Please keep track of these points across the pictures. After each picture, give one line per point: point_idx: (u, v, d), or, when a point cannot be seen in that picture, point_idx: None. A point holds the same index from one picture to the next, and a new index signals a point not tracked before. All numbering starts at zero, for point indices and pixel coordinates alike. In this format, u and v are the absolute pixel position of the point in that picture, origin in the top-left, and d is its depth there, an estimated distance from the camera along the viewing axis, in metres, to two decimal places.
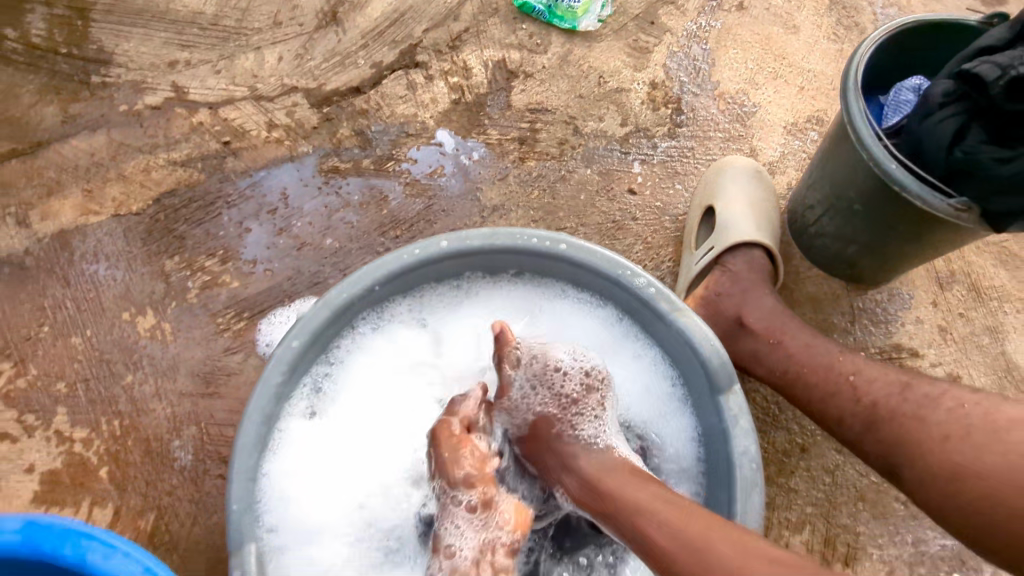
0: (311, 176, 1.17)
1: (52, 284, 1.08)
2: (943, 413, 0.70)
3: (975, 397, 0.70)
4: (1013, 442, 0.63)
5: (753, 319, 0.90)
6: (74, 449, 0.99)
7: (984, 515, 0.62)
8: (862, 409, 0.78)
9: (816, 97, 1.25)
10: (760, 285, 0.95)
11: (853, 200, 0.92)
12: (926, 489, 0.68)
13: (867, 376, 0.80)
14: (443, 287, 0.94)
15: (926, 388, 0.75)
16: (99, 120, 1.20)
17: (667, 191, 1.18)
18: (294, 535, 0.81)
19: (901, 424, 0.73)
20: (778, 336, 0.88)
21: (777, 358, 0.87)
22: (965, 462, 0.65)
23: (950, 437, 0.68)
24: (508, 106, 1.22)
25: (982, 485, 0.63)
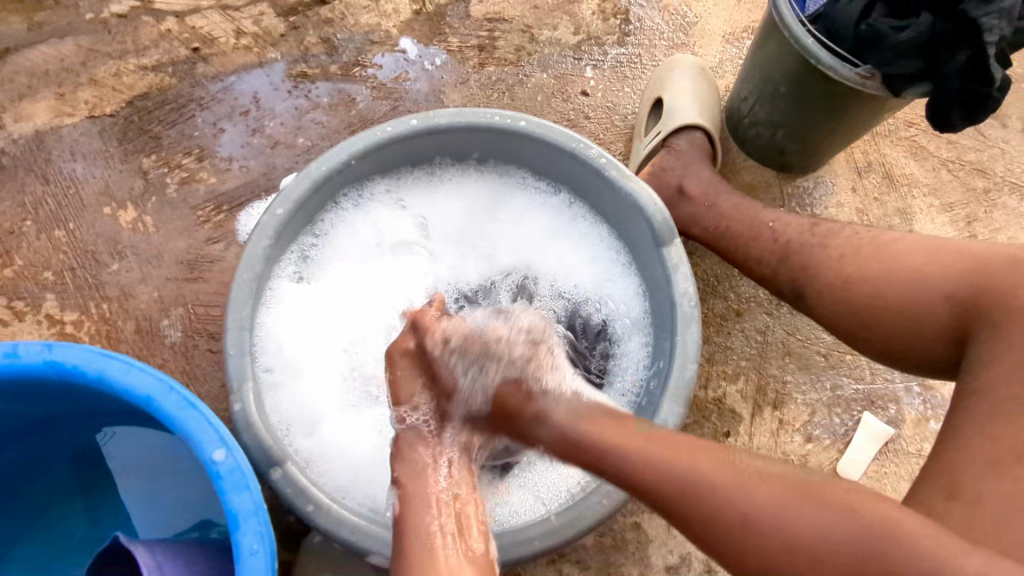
0: (281, 81, 1.22)
1: (31, 182, 1.12)
2: (842, 240, 0.88)
3: (867, 230, 0.87)
4: (890, 250, 0.81)
5: (691, 186, 1.07)
6: (65, 331, 1.04)
7: (866, 309, 0.80)
8: (777, 246, 0.94)
9: (752, 10, 1.36)
10: (698, 161, 1.11)
11: (779, 82, 1.04)
12: (824, 297, 0.86)
13: (785, 223, 0.96)
14: (417, 172, 1.04)
15: (830, 225, 0.92)
16: (66, 28, 1.23)
17: (617, 93, 1.27)
18: (286, 376, 0.92)
19: (809, 253, 0.90)
20: (713, 200, 1.05)
21: (711, 217, 1.04)
22: (853, 272, 0.83)
23: (844, 255, 0.85)
24: (467, 16, 1.29)
25: (866, 288, 0.81)
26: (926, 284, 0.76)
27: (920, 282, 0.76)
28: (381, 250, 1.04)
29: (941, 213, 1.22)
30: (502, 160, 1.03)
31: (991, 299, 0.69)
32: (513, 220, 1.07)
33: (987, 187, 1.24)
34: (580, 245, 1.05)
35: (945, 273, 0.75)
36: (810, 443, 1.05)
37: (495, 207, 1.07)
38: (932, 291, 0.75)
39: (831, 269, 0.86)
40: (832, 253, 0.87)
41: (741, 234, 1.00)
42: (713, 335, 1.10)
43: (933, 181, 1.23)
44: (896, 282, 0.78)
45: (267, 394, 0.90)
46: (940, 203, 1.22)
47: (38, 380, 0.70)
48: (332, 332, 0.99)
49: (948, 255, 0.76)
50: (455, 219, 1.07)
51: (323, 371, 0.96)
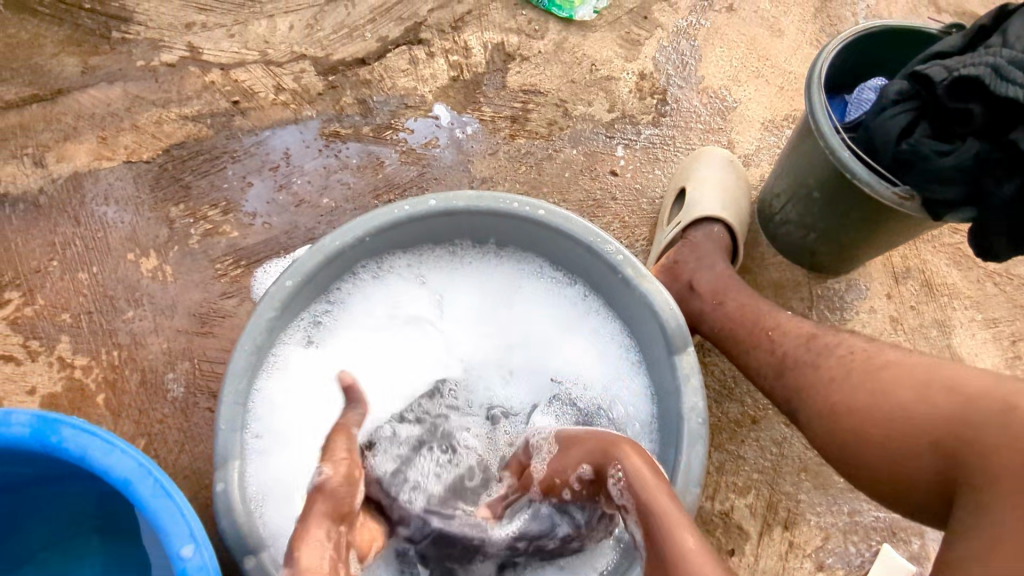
0: (313, 139, 1.24)
1: (63, 222, 1.15)
2: (834, 360, 0.81)
3: (866, 346, 0.80)
4: (880, 378, 0.74)
5: (702, 282, 1.03)
6: (74, 375, 1.06)
7: (858, 448, 0.73)
8: (774, 357, 0.88)
9: (795, 98, 1.33)
10: (717, 254, 1.07)
11: (812, 187, 1.00)
12: (813, 423, 0.80)
13: (783, 331, 0.90)
14: (437, 247, 1.02)
15: (829, 339, 0.85)
16: (117, 74, 1.27)
17: (647, 175, 1.25)
18: (277, 445, 0.91)
19: (803, 371, 0.83)
20: (721, 297, 1.00)
21: (717, 316, 0.99)
22: (840, 399, 0.76)
23: (834, 378, 0.79)
24: (503, 86, 1.30)
25: (857, 426, 0.74)
26: (912, 422, 0.69)
27: (909, 421, 0.69)
28: (395, 320, 1.03)
29: (983, 328, 1.14)
30: (524, 245, 1.01)
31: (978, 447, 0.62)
32: (530, 304, 1.05)
33: None
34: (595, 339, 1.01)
35: (933, 411, 0.68)
36: (820, 571, 0.99)
37: (514, 290, 1.05)
38: (920, 430, 0.68)
39: (825, 395, 0.78)
40: (825, 377, 0.80)
41: (741, 336, 0.94)
42: (726, 442, 1.04)
43: (976, 293, 1.16)
44: (882, 420, 0.71)
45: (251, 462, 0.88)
46: (983, 318, 1.15)
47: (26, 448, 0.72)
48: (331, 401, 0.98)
49: (937, 390, 0.68)
50: (474, 297, 1.06)
51: (316, 441, 0.95)
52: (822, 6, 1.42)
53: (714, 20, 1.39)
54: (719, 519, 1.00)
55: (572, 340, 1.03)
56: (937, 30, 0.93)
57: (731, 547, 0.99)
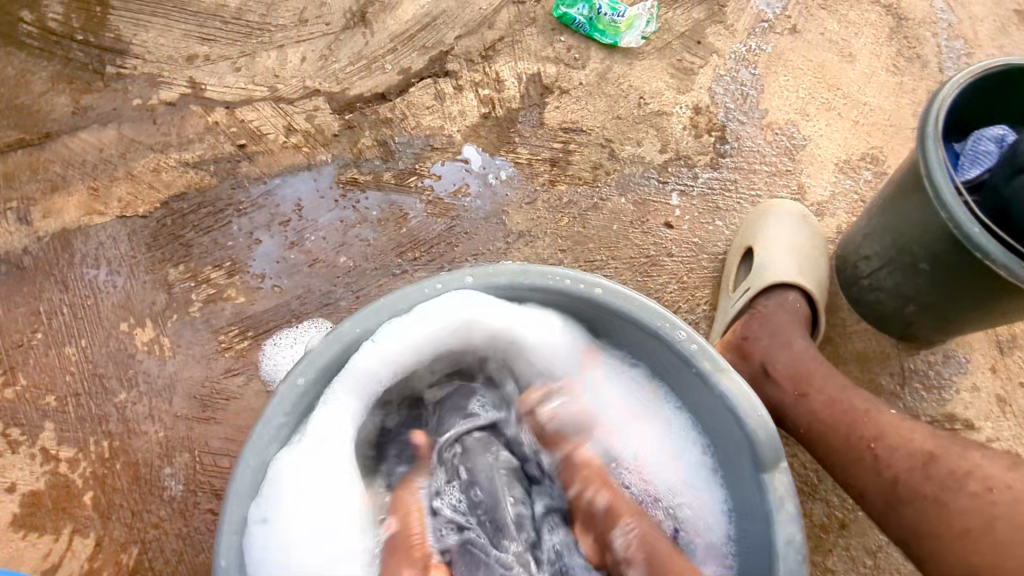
0: (328, 187, 1.10)
1: (49, 287, 1.03)
2: (966, 499, 0.66)
3: (1005, 480, 0.66)
4: None
5: (778, 367, 0.86)
6: (59, 469, 0.93)
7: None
8: (881, 483, 0.73)
9: (872, 134, 1.17)
10: (794, 328, 0.91)
11: (918, 257, 0.84)
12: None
13: (889, 445, 0.74)
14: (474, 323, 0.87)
15: (953, 462, 0.70)
16: (110, 114, 1.14)
17: (706, 227, 1.10)
18: None
19: (922, 508, 0.69)
20: (804, 387, 0.83)
21: (800, 413, 0.82)
22: (983, 560, 0.63)
23: (970, 530, 0.65)
24: (540, 124, 1.15)
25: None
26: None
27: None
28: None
29: None
30: (577, 322, 0.85)
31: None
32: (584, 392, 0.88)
33: None
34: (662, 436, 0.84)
35: None
36: None
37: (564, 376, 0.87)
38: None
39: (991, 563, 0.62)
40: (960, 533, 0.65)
41: (834, 440, 0.78)
42: (810, 552, 0.89)
43: None
44: None
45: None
46: None
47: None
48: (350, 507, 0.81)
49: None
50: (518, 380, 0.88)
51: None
52: (898, 26, 1.26)
53: (776, 44, 1.23)
54: None
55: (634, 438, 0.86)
56: None
57: None
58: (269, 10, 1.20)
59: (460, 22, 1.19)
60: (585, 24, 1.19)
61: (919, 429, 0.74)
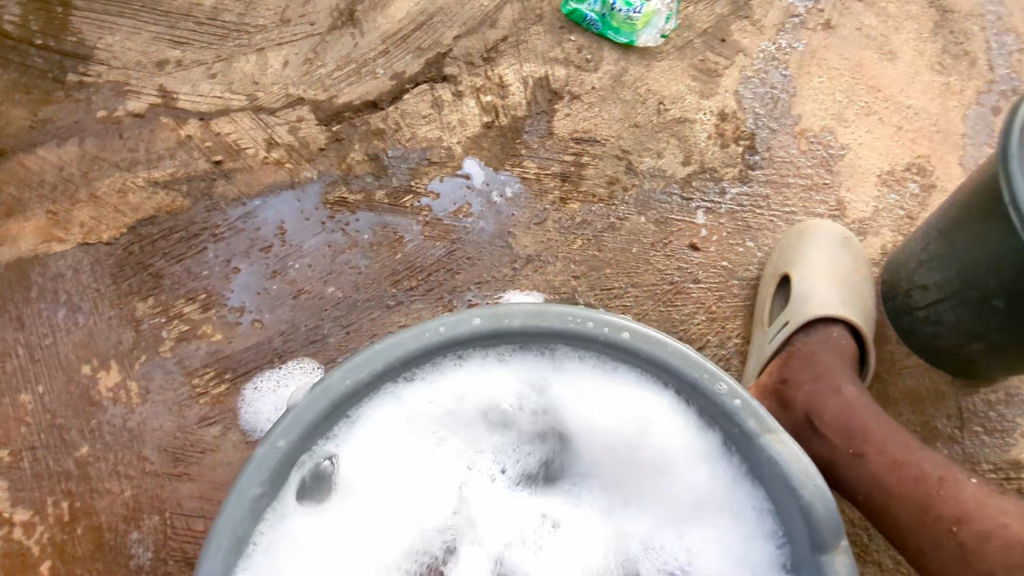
0: (314, 208, 0.99)
1: (3, 325, 0.92)
2: None
3: None
4: None
5: (826, 420, 0.74)
6: (12, 536, 0.82)
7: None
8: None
9: (917, 142, 1.05)
10: (841, 369, 0.78)
11: (994, 291, 0.73)
12: None
13: (976, 528, 0.64)
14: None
15: None
16: (72, 128, 1.03)
17: (736, 249, 0.98)
18: None
19: None
20: (860, 445, 0.72)
21: (857, 476, 0.71)
22: None
23: None
24: (550, 134, 1.04)
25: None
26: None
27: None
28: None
29: None
30: None
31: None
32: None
33: None
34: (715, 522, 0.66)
35: None
36: None
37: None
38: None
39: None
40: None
41: (905, 512, 0.68)
42: None
43: None
44: None
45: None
46: None
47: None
48: None
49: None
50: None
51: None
52: (942, 20, 1.14)
53: (808, 41, 1.11)
54: None
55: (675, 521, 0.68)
56: None
57: None
58: (247, 8, 1.08)
59: (458, 21, 1.07)
60: (598, 21, 1.08)
61: (1007, 508, 0.65)
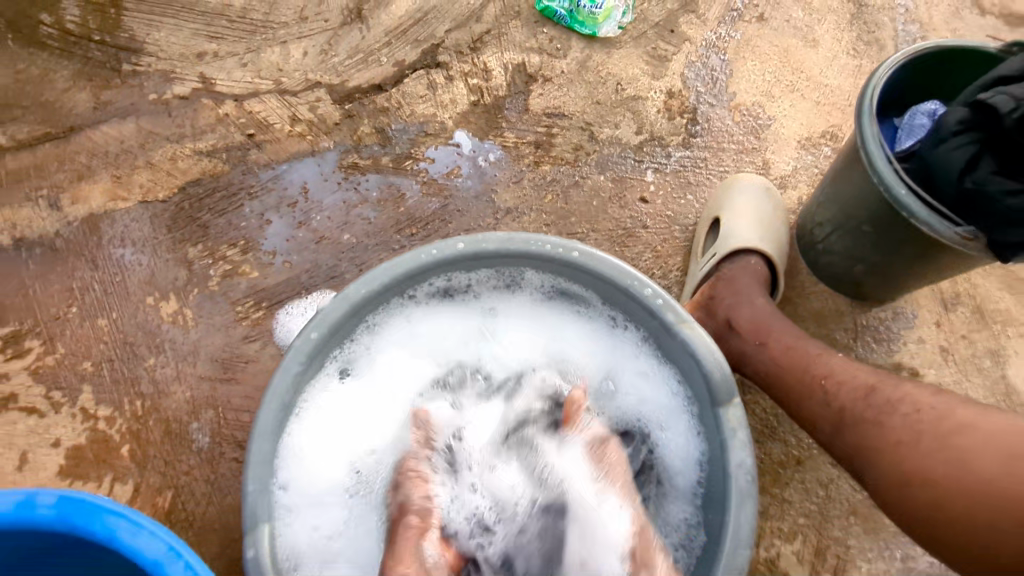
0: (332, 171, 1.20)
1: (81, 266, 1.13)
2: (899, 419, 0.76)
3: (932, 400, 0.76)
4: (954, 447, 0.70)
5: (741, 320, 0.96)
6: (98, 426, 1.03)
7: (943, 511, 0.70)
8: (830, 413, 0.83)
9: (832, 113, 1.27)
10: (754, 287, 1.00)
11: (862, 221, 0.95)
12: (888, 490, 0.75)
13: (838, 380, 0.84)
14: (476, 287, 0.98)
15: (889, 392, 0.79)
16: (129, 108, 1.24)
17: (679, 202, 1.20)
18: (304, 495, 0.87)
19: (862, 430, 0.78)
20: (763, 336, 0.93)
21: (761, 359, 0.92)
22: (914, 467, 0.72)
23: (901, 444, 0.74)
24: (526, 110, 1.25)
25: (943, 493, 0.69)
26: (1000, 490, 0.66)
27: (994, 491, 0.66)
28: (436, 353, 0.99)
29: None
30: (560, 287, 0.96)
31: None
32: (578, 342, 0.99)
33: None
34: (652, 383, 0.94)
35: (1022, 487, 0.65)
36: None
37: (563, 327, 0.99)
38: (1010, 499, 0.65)
39: (910, 463, 0.73)
40: (887, 443, 0.75)
41: (790, 378, 0.88)
42: (769, 485, 1.00)
43: None
44: (965, 496, 0.68)
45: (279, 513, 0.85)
46: None
47: (67, 529, 0.67)
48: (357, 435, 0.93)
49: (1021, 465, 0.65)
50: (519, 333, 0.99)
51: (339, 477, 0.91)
52: (858, 12, 1.35)
53: (744, 31, 1.32)
54: (764, 566, 0.96)
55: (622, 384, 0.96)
56: (997, 48, 0.86)
57: None
58: (272, 9, 1.29)
59: (449, 17, 1.28)
60: (566, 16, 1.29)
61: (856, 365, 0.85)
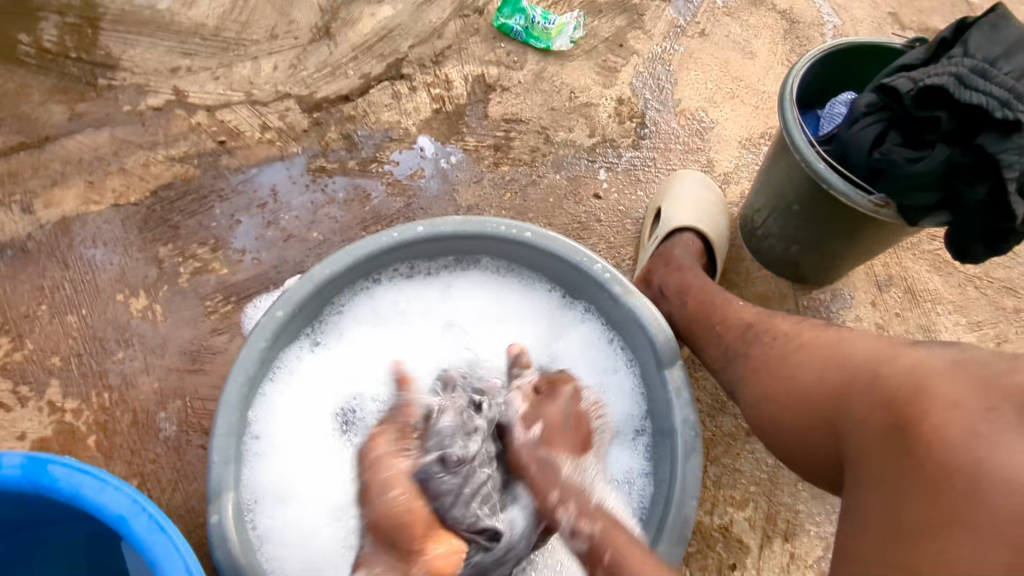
0: (300, 174, 1.26)
1: (52, 266, 1.16)
2: (761, 347, 0.83)
3: (790, 329, 0.82)
4: (790, 365, 0.77)
5: (669, 287, 1.02)
6: (64, 418, 1.05)
7: (776, 418, 0.76)
8: (721, 351, 0.89)
9: (769, 117, 1.37)
10: (688, 260, 1.07)
11: (791, 201, 1.03)
12: (749, 411, 0.80)
13: (731, 324, 0.90)
14: (436, 270, 1.02)
15: (764, 328, 0.86)
16: (103, 119, 1.29)
17: (629, 197, 1.28)
18: (273, 452, 0.91)
19: (738, 365, 0.84)
20: (685, 296, 0.98)
21: (683, 317, 0.98)
22: (761, 388, 0.79)
23: (756, 369, 0.81)
24: (485, 116, 1.33)
25: (778, 401, 0.76)
26: (815, 391, 0.73)
27: (810, 394, 0.73)
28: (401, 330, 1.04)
29: (968, 331, 1.16)
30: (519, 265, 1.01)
31: (878, 417, 0.64)
32: (539, 321, 1.03)
33: (1018, 306, 1.18)
34: (609, 355, 0.99)
35: (833, 384, 0.71)
36: None
37: (525, 308, 1.03)
38: (819, 401, 0.72)
39: (759, 381, 0.79)
40: (748, 366, 0.82)
41: (700, 329, 0.94)
42: (721, 456, 1.04)
43: (959, 297, 1.18)
44: (792, 405, 0.74)
45: (246, 466, 0.88)
46: (966, 321, 1.17)
47: (33, 488, 0.70)
48: (326, 401, 0.97)
49: (834, 370, 0.72)
50: (483, 313, 1.04)
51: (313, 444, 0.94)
52: (790, 28, 1.48)
53: (687, 45, 1.43)
54: (719, 533, 0.99)
55: (576, 354, 1.01)
56: (901, 44, 0.97)
57: (731, 561, 0.98)
58: (244, 27, 1.37)
59: (413, 33, 1.37)
60: (522, 32, 1.38)
61: (748, 307, 0.91)
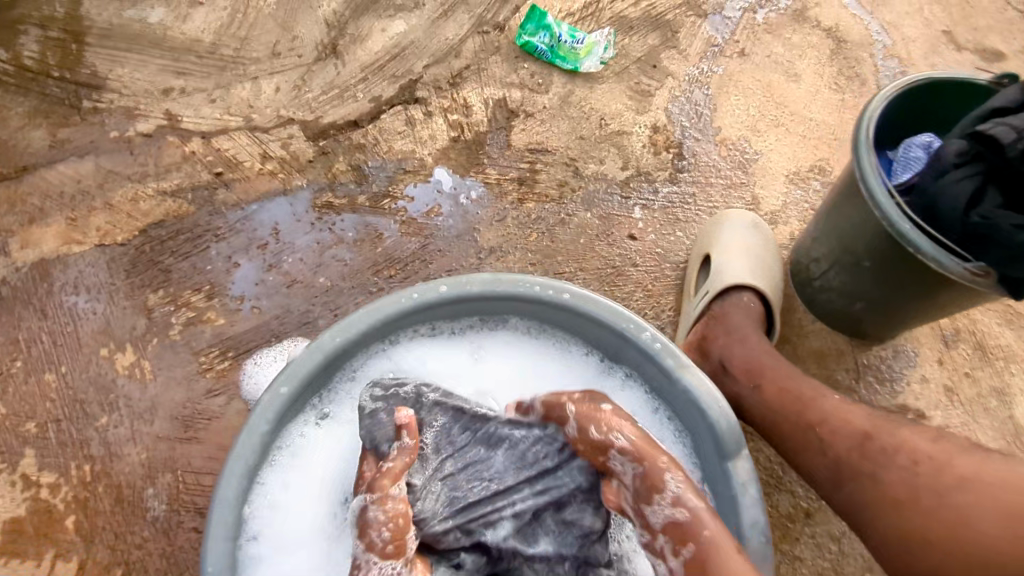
0: (305, 211, 1.14)
1: (28, 316, 1.04)
2: (895, 472, 0.72)
3: (929, 449, 0.72)
4: (951, 505, 0.67)
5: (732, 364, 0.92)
6: (40, 495, 0.94)
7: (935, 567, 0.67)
8: (827, 461, 0.78)
9: (818, 147, 1.25)
10: (750, 328, 0.98)
11: (861, 256, 0.90)
12: (889, 547, 0.70)
13: (830, 427, 0.79)
14: (460, 330, 0.91)
15: (885, 438, 0.75)
16: (88, 147, 1.17)
17: (668, 238, 1.16)
18: (273, 547, 0.79)
19: (860, 485, 0.74)
20: (757, 379, 0.90)
21: (756, 401, 0.88)
22: (913, 529, 0.69)
23: (896, 500, 0.71)
24: (507, 145, 1.21)
25: (939, 551, 0.66)
26: (995, 550, 0.63)
27: (987, 550, 0.63)
28: None
29: None
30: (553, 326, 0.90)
31: None
32: None
33: None
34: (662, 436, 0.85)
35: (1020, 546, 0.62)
36: None
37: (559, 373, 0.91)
38: (1003, 562, 0.62)
39: (909, 518, 0.69)
40: (883, 494, 0.72)
41: (778, 421, 0.85)
42: (778, 542, 0.93)
43: None
44: (959, 559, 0.65)
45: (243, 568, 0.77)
46: None
47: None
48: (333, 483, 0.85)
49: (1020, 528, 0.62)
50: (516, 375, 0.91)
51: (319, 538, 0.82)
52: (836, 48, 1.36)
53: (726, 66, 1.31)
54: None
55: None
56: (987, 80, 0.86)
57: None
58: (243, 44, 1.24)
59: (428, 53, 1.25)
60: (547, 51, 1.26)
61: (849, 407, 0.80)
